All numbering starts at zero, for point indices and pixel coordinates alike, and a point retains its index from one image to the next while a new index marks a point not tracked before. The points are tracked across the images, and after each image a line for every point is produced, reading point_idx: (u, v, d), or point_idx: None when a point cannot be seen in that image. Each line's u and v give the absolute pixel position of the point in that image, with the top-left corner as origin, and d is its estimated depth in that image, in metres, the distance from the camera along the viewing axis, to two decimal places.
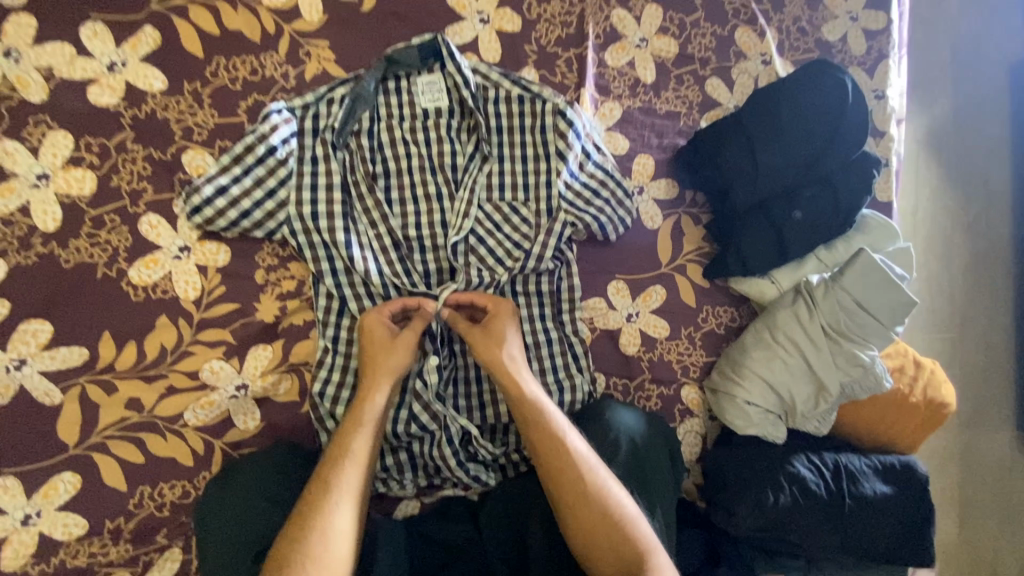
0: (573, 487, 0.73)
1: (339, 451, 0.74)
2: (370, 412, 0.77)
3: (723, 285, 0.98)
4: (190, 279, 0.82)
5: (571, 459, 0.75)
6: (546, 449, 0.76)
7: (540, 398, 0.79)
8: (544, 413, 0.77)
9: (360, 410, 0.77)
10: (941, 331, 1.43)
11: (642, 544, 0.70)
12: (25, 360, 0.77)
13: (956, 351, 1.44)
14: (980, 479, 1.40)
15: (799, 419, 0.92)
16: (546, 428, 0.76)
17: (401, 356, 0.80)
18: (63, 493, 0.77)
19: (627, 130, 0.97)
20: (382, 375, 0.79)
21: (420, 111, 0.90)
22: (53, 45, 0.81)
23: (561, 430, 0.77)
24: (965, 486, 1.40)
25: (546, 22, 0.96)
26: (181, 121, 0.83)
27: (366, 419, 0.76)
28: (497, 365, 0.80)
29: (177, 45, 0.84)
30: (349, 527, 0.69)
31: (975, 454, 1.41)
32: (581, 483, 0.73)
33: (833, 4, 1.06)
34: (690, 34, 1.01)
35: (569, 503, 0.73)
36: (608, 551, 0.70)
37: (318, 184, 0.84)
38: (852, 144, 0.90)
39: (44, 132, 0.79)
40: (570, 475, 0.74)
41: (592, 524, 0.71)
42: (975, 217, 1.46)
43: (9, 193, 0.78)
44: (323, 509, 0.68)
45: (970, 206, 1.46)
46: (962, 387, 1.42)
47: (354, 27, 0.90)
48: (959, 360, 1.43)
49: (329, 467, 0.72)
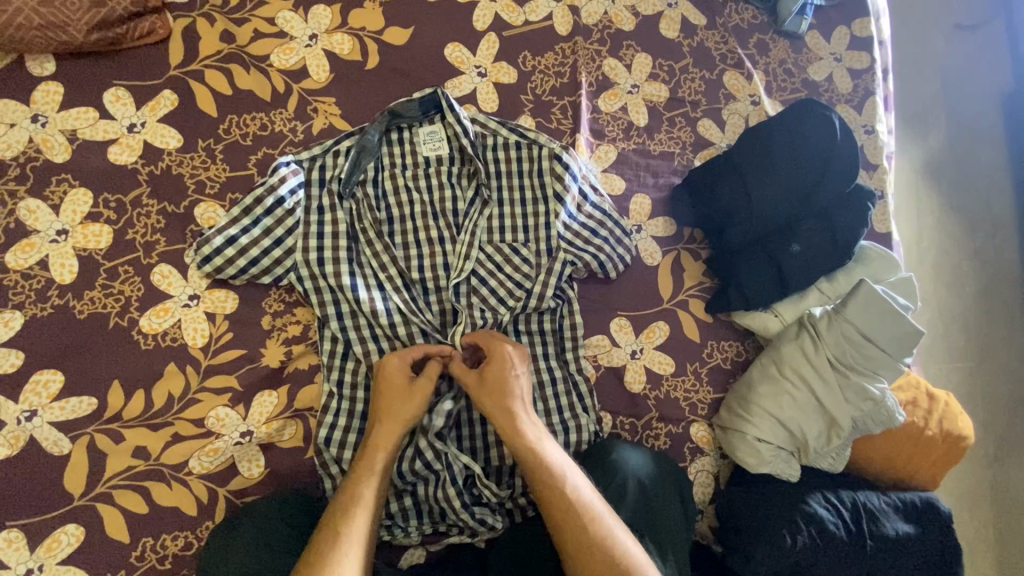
0: (577, 536, 0.71)
1: (347, 499, 0.73)
2: (376, 459, 0.77)
3: (727, 320, 0.98)
4: (199, 326, 0.84)
5: (574, 507, 0.73)
6: (547, 497, 0.74)
7: (540, 443, 0.78)
8: (546, 458, 0.76)
9: (370, 456, 0.77)
10: (956, 361, 1.40)
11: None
12: (36, 411, 0.78)
13: (975, 381, 1.40)
14: (1013, 518, 1.33)
15: (812, 456, 0.89)
16: (548, 473, 0.75)
17: (409, 401, 0.80)
18: (67, 546, 0.76)
19: (623, 170, 1.00)
20: (393, 416, 0.79)
21: (422, 160, 0.94)
22: (78, 110, 0.86)
23: (563, 475, 0.75)
24: (999, 526, 1.33)
25: (541, 73, 1.01)
26: (194, 175, 0.87)
27: (373, 466, 0.76)
28: (500, 410, 0.80)
29: (193, 106, 0.89)
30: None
31: (1006, 489, 1.35)
32: (585, 532, 0.71)
33: (817, 46, 1.11)
34: (680, 79, 1.05)
35: (574, 555, 0.71)
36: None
37: (324, 231, 0.87)
38: (845, 177, 0.92)
39: (65, 191, 0.84)
40: (574, 525, 0.72)
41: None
42: (981, 244, 1.46)
43: (29, 249, 0.82)
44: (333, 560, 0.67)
45: (974, 234, 1.46)
46: (985, 419, 1.38)
47: (359, 83, 0.95)
48: (978, 391, 1.39)
49: (336, 517, 0.71)
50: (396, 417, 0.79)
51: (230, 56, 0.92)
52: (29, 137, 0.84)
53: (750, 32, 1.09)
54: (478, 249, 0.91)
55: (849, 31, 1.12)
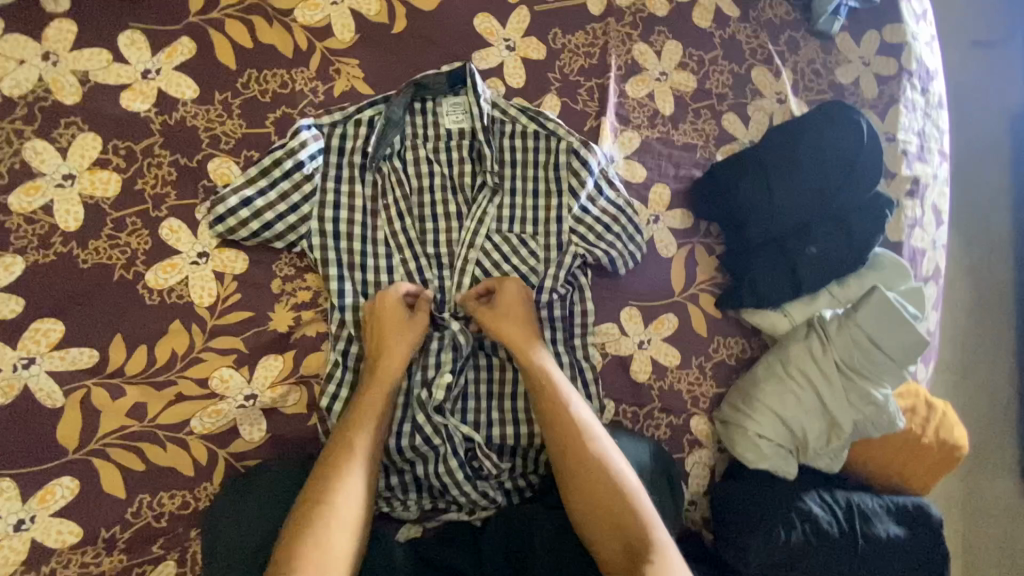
0: (595, 476, 0.77)
1: (349, 448, 0.75)
2: (376, 406, 0.78)
3: (736, 316, 0.98)
4: (206, 285, 0.82)
5: (592, 467, 0.77)
6: (572, 437, 0.79)
7: (571, 405, 0.81)
8: (574, 420, 0.80)
9: (369, 401, 0.79)
10: (944, 372, 1.43)
11: (653, 550, 0.71)
12: (35, 359, 0.76)
13: (959, 397, 1.43)
14: (985, 527, 1.38)
15: (810, 455, 0.90)
16: (576, 418, 0.80)
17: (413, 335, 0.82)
18: (61, 498, 0.75)
19: (645, 158, 0.99)
20: (392, 359, 0.81)
21: (444, 132, 0.92)
22: (90, 51, 0.82)
23: (589, 437, 0.79)
24: (971, 533, 1.38)
25: (570, 52, 0.98)
26: (209, 129, 0.84)
27: (372, 414, 0.78)
28: (536, 371, 0.83)
29: (212, 56, 0.86)
30: (358, 524, 0.71)
31: (978, 502, 1.39)
32: (605, 475, 0.77)
33: (847, 49, 1.10)
34: (708, 70, 1.03)
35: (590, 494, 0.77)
36: (618, 563, 0.72)
37: (341, 201, 0.86)
38: (863, 184, 0.92)
39: (74, 134, 0.80)
40: (588, 483, 0.77)
41: (604, 535, 0.74)
42: (978, 260, 1.48)
43: (34, 192, 0.79)
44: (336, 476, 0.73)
45: (972, 251, 1.49)
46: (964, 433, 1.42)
47: (384, 48, 0.92)
48: (962, 402, 1.43)
49: (337, 460, 0.74)
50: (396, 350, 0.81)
51: (253, 7, 0.88)
52: (38, 75, 0.81)
53: (782, 28, 1.08)
54: (491, 233, 0.91)
55: (880, 36, 1.11)
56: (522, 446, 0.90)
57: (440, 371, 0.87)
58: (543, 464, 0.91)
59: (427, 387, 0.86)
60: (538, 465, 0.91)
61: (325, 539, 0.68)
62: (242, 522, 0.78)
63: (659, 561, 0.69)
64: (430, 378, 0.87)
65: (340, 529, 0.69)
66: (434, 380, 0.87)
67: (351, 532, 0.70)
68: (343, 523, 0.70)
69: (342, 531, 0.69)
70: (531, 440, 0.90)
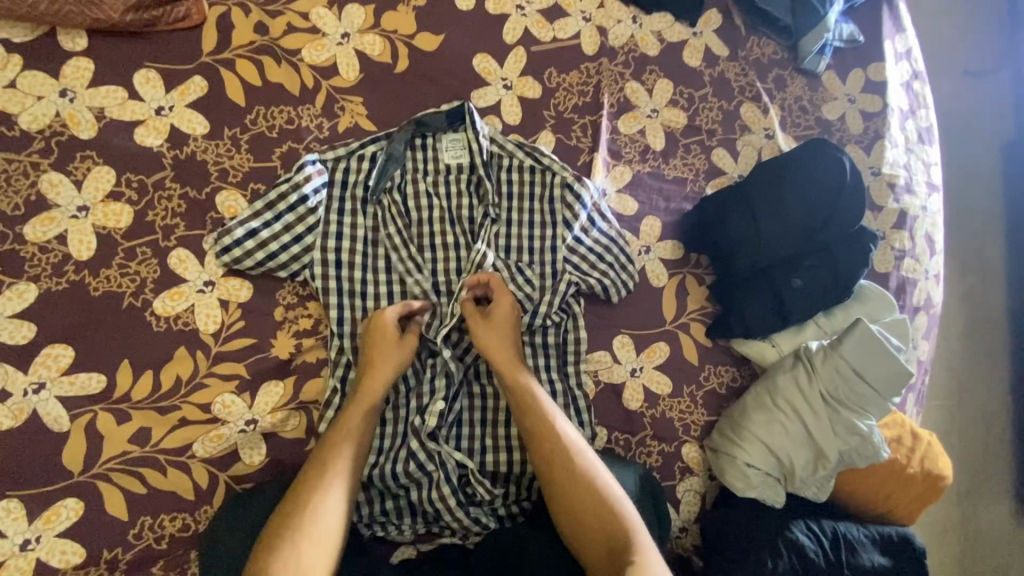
0: (571, 485, 0.79)
1: (325, 465, 0.76)
2: (354, 425, 0.80)
3: (726, 345, 1.00)
4: (211, 312, 0.85)
5: (575, 475, 0.79)
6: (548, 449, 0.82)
7: (554, 417, 0.84)
8: (550, 431, 0.82)
9: (349, 420, 0.80)
10: (936, 396, 1.45)
11: (635, 551, 0.73)
12: (44, 384, 0.79)
13: (952, 422, 1.45)
14: (977, 551, 1.39)
15: (797, 485, 0.91)
16: (549, 430, 0.82)
17: (401, 352, 0.85)
18: (65, 520, 0.77)
19: (637, 192, 1.02)
20: (372, 379, 0.83)
21: (443, 166, 0.96)
22: (107, 89, 0.87)
23: (570, 447, 0.81)
24: (963, 557, 1.38)
25: (565, 89, 1.03)
26: (218, 163, 0.88)
27: (351, 431, 0.79)
28: (519, 387, 0.85)
29: (222, 94, 0.90)
30: (332, 540, 0.71)
31: (971, 526, 1.40)
32: (581, 482, 0.79)
33: (833, 87, 1.14)
34: (698, 107, 1.07)
35: (569, 503, 0.79)
36: (603, 565, 0.74)
37: (343, 233, 0.90)
38: (849, 218, 0.95)
39: (89, 167, 0.84)
40: (570, 491, 0.79)
41: (589, 539, 0.76)
42: (968, 287, 1.51)
43: (49, 223, 0.82)
44: (319, 488, 0.74)
45: (962, 278, 1.51)
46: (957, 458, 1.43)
47: (387, 86, 0.96)
48: (954, 426, 1.44)
49: (310, 476, 0.75)
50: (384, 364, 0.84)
51: (263, 47, 0.93)
52: (56, 112, 0.85)
53: (769, 67, 1.12)
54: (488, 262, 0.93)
55: (865, 74, 1.15)
56: (515, 472, 0.92)
57: (433, 399, 0.90)
58: (536, 489, 0.93)
59: (421, 414, 0.89)
60: (532, 491, 0.92)
61: (294, 551, 0.68)
62: (238, 542, 0.79)
63: (639, 561, 0.72)
64: (422, 408, 0.89)
65: (310, 544, 0.69)
66: (427, 406, 0.90)
67: (323, 547, 0.70)
68: (314, 539, 0.70)
69: (313, 547, 0.69)
70: (523, 467, 0.92)
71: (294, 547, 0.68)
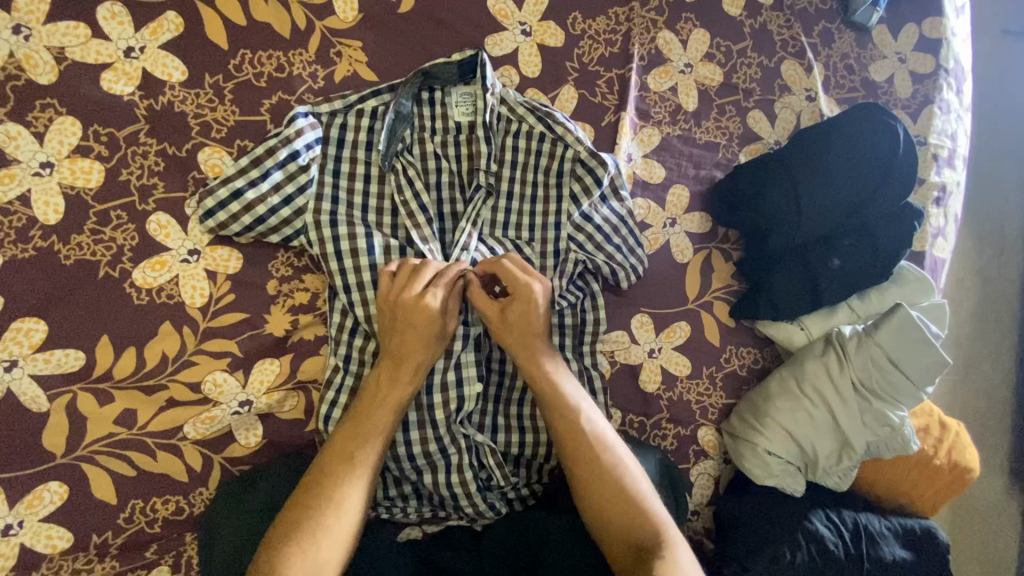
0: (594, 472, 0.73)
1: (346, 456, 0.70)
2: (375, 418, 0.73)
3: (750, 326, 0.95)
4: (198, 285, 0.77)
5: (602, 467, 0.74)
6: (568, 429, 0.76)
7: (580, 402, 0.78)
8: (573, 411, 0.76)
9: (365, 413, 0.73)
10: (968, 377, 1.33)
11: (664, 547, 0.68)
12: (16, 362, 0.71)
13: (979, 399, 1.34)
14: (994, 530, 1.30)
15: (820, 474, 0.88)
16: (569, 410, 0.76)
17: (423, 335, 0.74)
18: (49, 504, 0.72)
19: (664, 157, 0.93)
20: (387, 365, 0.74)
21: (453, 125, 0.85)
22: (66, 25, 0.75)
23: (598, 435, 0.76)
24: (997, 538, 1.30)
25: (590, 38, 0.91)
26: (199, 115, 0.78)
27: (376, 423, 0.72)
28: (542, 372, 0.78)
29: (200, 34, 0.79)
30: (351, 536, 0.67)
31: (989, 504, 1.31)
32: (605, 467, 0.74)
33: (883, 43, 1.03)
34: (736, 63, 0.97)
35: (592, 489, 0.73)
36: (626, 557, 0.69)
37: (339, 197, 0.80)
38: (894, 196, 0.88)
39: (51, 118, 0.74)
40: (594, 479, 0.73)
41: (612, 535, 0.71)
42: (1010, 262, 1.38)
43: (8, 180, 0.72)
44: (337, 480, 0.68)
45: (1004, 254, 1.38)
46: (982, 438, 1.33)
47: (389, 30, 0.85)
48: (988, 410, 1.33)
49: (331, 468, 0.69)
50: (412, 353, 0.74)
51: None
52: (8, 51, 0.73)
53: (815, 18, 1.01)
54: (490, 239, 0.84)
55: (918, 30, 1.04)
56: (526, 455, 0.87)
57: (460, 381, 0.83)
58: (546, 472, 0.89)
59: (442, 397, 0.83)
60: (542, 474, 0.89)
61: (312, 543, 0.63)
62: (233, 524, 0.74)
63: (668, 557, 0.67)
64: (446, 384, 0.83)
65: (331, 539, 0.64)
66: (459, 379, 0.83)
67: (343, 542, 0.65)
68: (335, 532, 0.65)
69: (331, 546, 0.64)
70: (535, 451, 0.87)
71: (314, 547, 0.63)
